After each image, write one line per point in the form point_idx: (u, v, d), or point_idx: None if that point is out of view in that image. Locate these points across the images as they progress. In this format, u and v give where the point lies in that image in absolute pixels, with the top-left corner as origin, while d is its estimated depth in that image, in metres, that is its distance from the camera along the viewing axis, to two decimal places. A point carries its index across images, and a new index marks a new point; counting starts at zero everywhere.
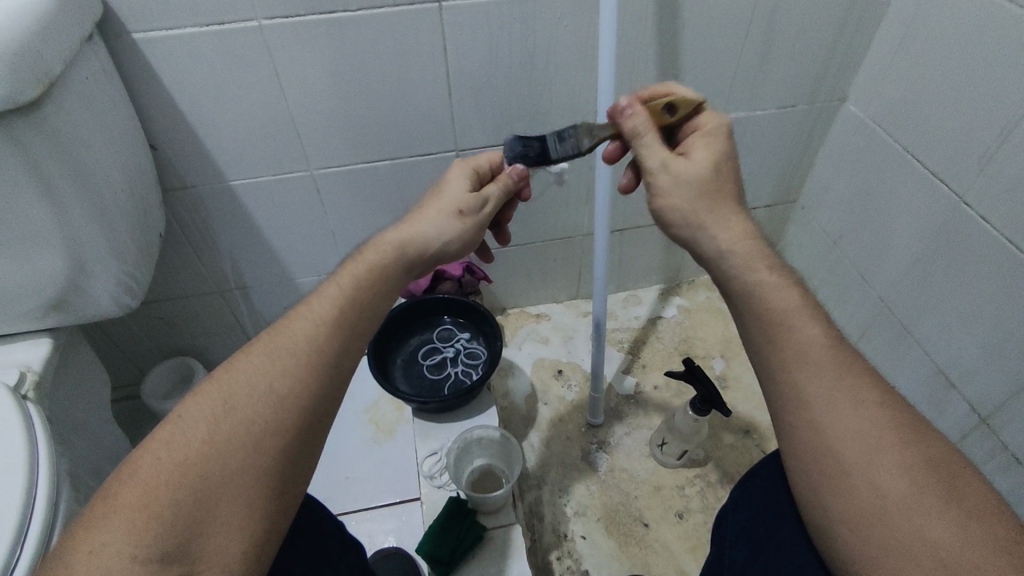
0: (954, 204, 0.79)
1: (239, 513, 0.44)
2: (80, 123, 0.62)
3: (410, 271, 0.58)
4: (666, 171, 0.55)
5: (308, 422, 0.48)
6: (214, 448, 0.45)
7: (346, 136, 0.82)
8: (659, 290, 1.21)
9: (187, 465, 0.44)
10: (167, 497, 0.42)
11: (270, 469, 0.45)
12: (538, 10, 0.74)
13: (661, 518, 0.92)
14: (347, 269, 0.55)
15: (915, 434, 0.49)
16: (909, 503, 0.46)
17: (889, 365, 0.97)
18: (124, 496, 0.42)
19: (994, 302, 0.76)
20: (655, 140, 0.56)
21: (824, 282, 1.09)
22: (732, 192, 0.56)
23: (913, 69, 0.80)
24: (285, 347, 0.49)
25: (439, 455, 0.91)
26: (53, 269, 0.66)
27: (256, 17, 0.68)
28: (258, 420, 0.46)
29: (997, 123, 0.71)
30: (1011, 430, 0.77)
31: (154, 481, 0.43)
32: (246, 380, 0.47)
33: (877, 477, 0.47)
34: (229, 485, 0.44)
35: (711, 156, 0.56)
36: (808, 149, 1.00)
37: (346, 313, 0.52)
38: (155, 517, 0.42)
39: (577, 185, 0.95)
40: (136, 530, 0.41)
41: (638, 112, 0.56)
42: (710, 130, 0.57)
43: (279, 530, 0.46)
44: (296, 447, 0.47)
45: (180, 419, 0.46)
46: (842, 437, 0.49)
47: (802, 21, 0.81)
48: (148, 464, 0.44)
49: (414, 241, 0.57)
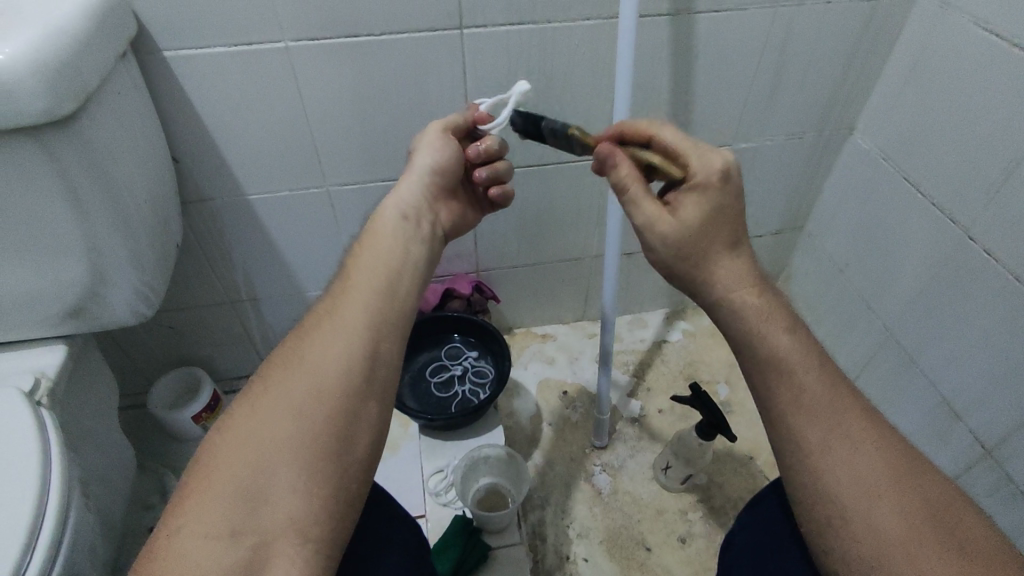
0: (960, 237, 0.80)
1: (298, 478, 0.47)
2: (111, 135, 0.64)
3: (407, 217, 0.60)
4: (651, 232, 0.54)
5: (350, 380, 0.51)
6: (262, 424, 0.49)
7: (365, 154, 0.83)
8: (665, 314, 1.22)
9: (241, 445, 0.48)
10: (228, 476, 0.47)
11: (317, 435, 0.49)
12: (557, 39, 0.76)
13: (663, 542, 0.92)
14: (357, 244, 0.59)
15: (914, 474, 0.50)
16: (909, 543, 0.47)
17: (893, 394, 0.98)
18: (194, 482, 0.47)
19: (998, 335, 0.77)
20: (639, 199, 0.54)
21: (828, 311, 1.10)
22: (729, 237, 0.54)
23: (921, 104, 0.83)
24: (313, 324, 0.54)
25: (445, 473, 0.93)
26: (75, 276, 0.67)
27: (283, 38, 0.70)
28: (297, 391, 0.50)
29: (1003, 160, 0.73)
30: (1014, 463, 0.78)
31: (215, 465, 0.47)
32: (283, 360, 0.52)
33: (879, 511, 0.48)
34: (282, 454, 0.48)
35: (702, 213, 0.53)
36: (815, 179, 1.02)
37: (362, 278, 0.56)
38: (220, 496, 0.46)
39: (588, 208, 0.96)
40: (205, 511, 0.46)
41: (619, 166, 0.54)
42: (700, 183, 0.53)
43: (345, 491, 0.49)
44: (343, 408, 0.50)
45: (235, 410, 0.51)
46: (848, 471, 0.50)
47: (813, 54, 0.84)
48: (207, 452, 0.49)
49: (394, 197, 0.61)
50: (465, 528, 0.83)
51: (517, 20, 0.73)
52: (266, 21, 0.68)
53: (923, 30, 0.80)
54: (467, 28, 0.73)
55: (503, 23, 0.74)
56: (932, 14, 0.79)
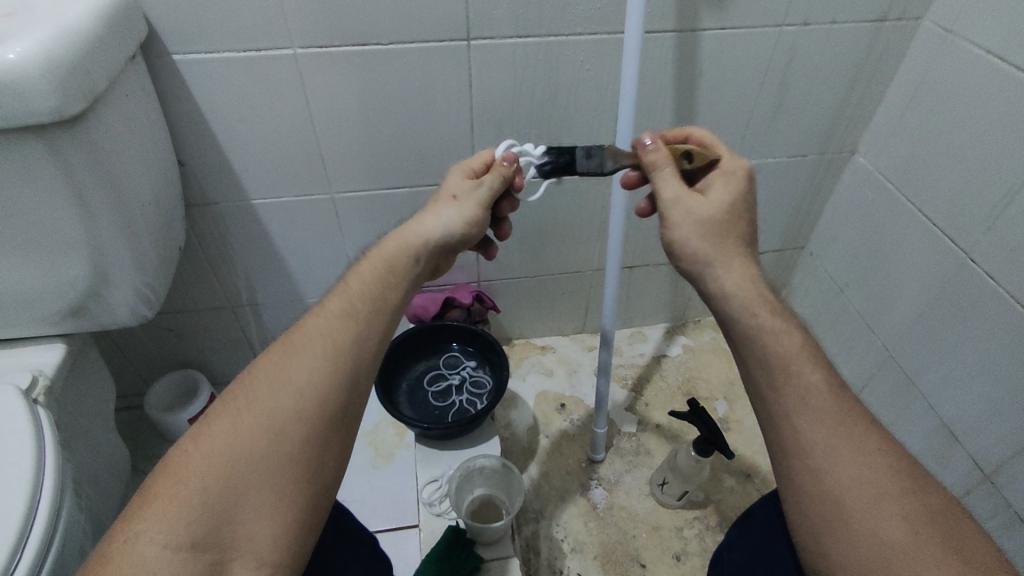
0: (960, 259, 0.80)
1: (267, 499, 0.47)
2: (117, 136, 0.64)
3: (418, 259, 0.58)
4: (679, 205, 0.56)
5: (332, 408, 0.51)
6: (238, 438, 0.49)
7: (367, 162, 0.84)
8: (664, 329, 1.22)
9: (214, 457, 0.48)
10: (198, 487, 0.46)
11: (291, 458, 0.49)
12: (562, 54, 0.77)
13: (659, 560, 0.91)
14: (360, 263, 0.59)
15: (921, 485, 0.50)
16: (915, 553, 0.46)
17: (894, 415, 0.97)
18: (160, 489, 0.47)
19: (999, 360, 0.76)
20: (673, 173, 0.57)
21: (830, 330, 1.09)
22: (743, 232, 0.57)
23: (924, 125, 0.83)
24: (302, 341, 0.53)
25: (439, 483, 0.92)
26: (76, 275, 0.67)
27: (292, 45, 0.71)
28: (279, 411, 0.50)
29: (1004, 184, 0.73)
30: (1014, 489, 0.77)
31: (183, 475, 0.47)
32: (269, 374, 0.52)
33: (888, 526, 0.48)
34: (255, 473, 0.48)
35: (729, 196, 0.57)
36: (818, 197, 1.02)
37: (357, 303, 0.55)
38: (187, 507, 0.46)
39: (589, 221, 0.97)
40: (168, 521, 0.45)
41: (660, 148, 0.58)
42: (731, 171, 0.59)
43: (313, 516, 0.49)
44: (319, 434, 0.50)
45: (211, 419, 0.50)
46: (858, 484, 0.49)
47: (816, 74, 0.84)
48: (180, 458, 0.48)
49: (417, 231, 0.58)
50: (458, 539, 0.82)
51: (524, 33, 0.74)
52: (274, 29, 0.69)
53: (927, 53, 0.81)
54: (474, 40, 0.74)
55: (510, 36, 0.74)
56: (936, 37, 0.79)
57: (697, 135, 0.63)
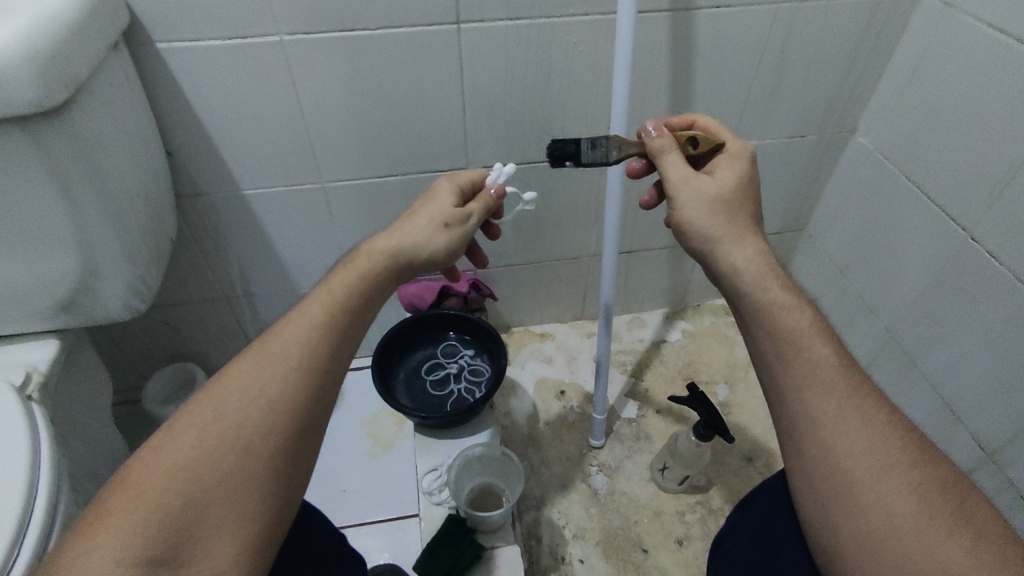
0: (962, 238, 0.79)
1: (230, 516, 0.46)
2: (102, 127, 0.63)
3: (400, 275, 0.59)
4: (688, 185, 0.56)
5: (302, 425, 0.50)
6: (204, 450, 0.47)
7: (359, 150, 0.83)
8: (664, 314, 1.21)
9: (178, 469, 0.46)
10: (159, 501, 0.45)
11: (259, 473, 0.48)
12: (555, 33, 0.75)
13: (661, 545, 0.91)
14: (343, 267, 0.58)
15: (928, 455, 0.49)
16: (921, 524, 0.46)
17: (896, 395, 0.96)
18: (117, 501, 0.45)
19: (1002, 339, 0.76)
20: (679, 158, 0.57)
21: (830, 312, 1.08)
22: (750, 214, 0.57)
23: (924, 102, 0.82)
24: (276, 350, 0.52)
25: (439, 472, 0.91)
26: (66, 269, 0.67)
27: (278, 32, 0.69)
28: (249, 427, 0.48)
29: (1007, 161, 0.72)
30: (1019, 467, 0.77)
31: (144, 487, 0.45)
32: (239, 385, 0.50)
33: (893, 500, 0.47)
34: (221, 488, 0.47)
35: (735, 177, 0.57)
36: (818, 177, 1.01)
37: (335, 315, 0.54)
38: (145, 521, 0.44)
39: (586, 206, 0.96)
40: (124, 537, 0.43)
41: (664, 135, 0.58)
42: (735, 153, 0.59)
43: (277, 532, 0.49)
44: (287, 450, 0.49)
45: (176, 429, 0.49)
46: (859, 458, 0.48)
47: (814, 51, 0.83)
48: (141, 470, 0.46)
49: (396, 240, 0.58)
50: (459, 528, 0.83)
51: (515, 14, 0.73)
52: (260, 15, 0.68)
53: (928, 27, 0.79)
54: (465, 23, 0.72)
55: (501, 18, 0.73)
56: (937, 11, 0.78)
57: (702, 122, 0.63)
